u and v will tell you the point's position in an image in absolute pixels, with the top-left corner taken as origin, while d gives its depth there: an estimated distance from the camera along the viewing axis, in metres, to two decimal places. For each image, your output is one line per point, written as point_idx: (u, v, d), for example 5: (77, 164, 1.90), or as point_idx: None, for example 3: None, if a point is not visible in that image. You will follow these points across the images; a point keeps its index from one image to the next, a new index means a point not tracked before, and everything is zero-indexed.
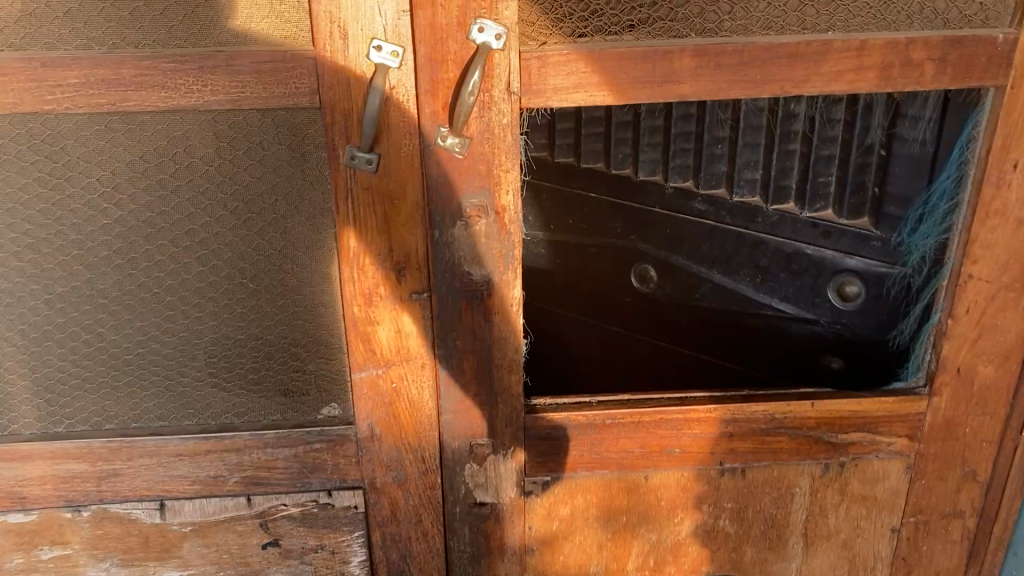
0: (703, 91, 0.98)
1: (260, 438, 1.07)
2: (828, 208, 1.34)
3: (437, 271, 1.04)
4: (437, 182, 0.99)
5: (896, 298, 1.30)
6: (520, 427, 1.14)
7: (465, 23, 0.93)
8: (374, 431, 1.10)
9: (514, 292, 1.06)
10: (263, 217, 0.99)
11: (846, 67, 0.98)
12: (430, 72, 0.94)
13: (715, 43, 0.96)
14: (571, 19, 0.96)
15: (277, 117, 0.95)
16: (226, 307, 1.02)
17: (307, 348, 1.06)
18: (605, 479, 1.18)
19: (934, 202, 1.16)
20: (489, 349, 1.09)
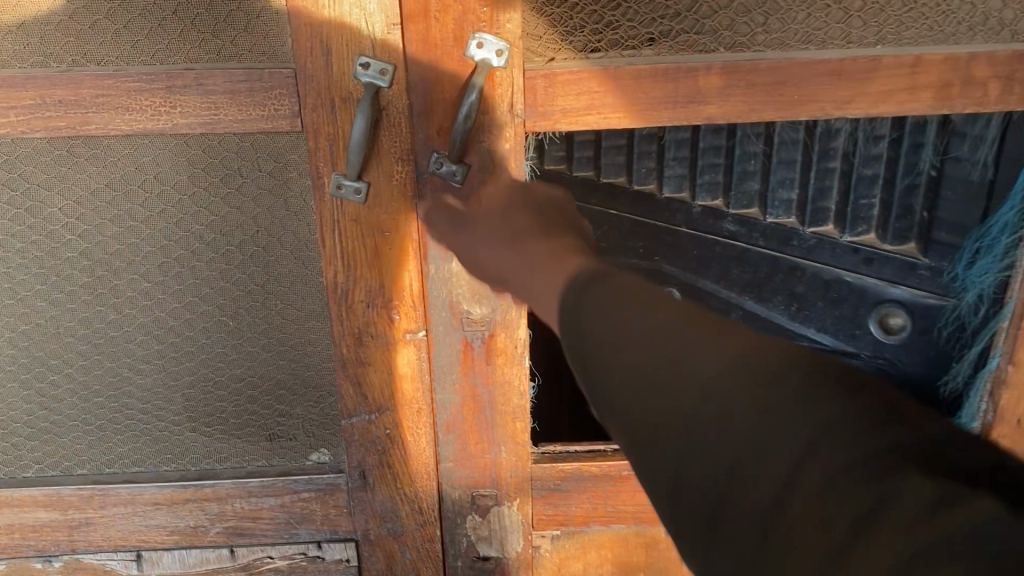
0: (733, 114, 0.85)
1: (243, 487, 1.01)
2: (869, 232, 1.29)
3: (434, 310, 0.93)
4: (432, 214, 0.88)
5: (948, 337, 1.23)
6: (528, 480, 1.04)
7: (462, 38, 0.82)
8: (367, 479, 1.02)
9: (519, 334, 0.95)
10: (243, 250, 0.92)
11: (897, 86, 0.84)
12: (423, 91, 0.83)
13: (748, 61, 0.83)
14: (582, 32, 0.84)
15: (256, 141, 0.86)
16: (203, 345, 0.96)
17: (292, 390, 0.99)
18: (622, 535, 1.08)
19: (992, 236, 1.05)
20: (492, 397, 0.98)
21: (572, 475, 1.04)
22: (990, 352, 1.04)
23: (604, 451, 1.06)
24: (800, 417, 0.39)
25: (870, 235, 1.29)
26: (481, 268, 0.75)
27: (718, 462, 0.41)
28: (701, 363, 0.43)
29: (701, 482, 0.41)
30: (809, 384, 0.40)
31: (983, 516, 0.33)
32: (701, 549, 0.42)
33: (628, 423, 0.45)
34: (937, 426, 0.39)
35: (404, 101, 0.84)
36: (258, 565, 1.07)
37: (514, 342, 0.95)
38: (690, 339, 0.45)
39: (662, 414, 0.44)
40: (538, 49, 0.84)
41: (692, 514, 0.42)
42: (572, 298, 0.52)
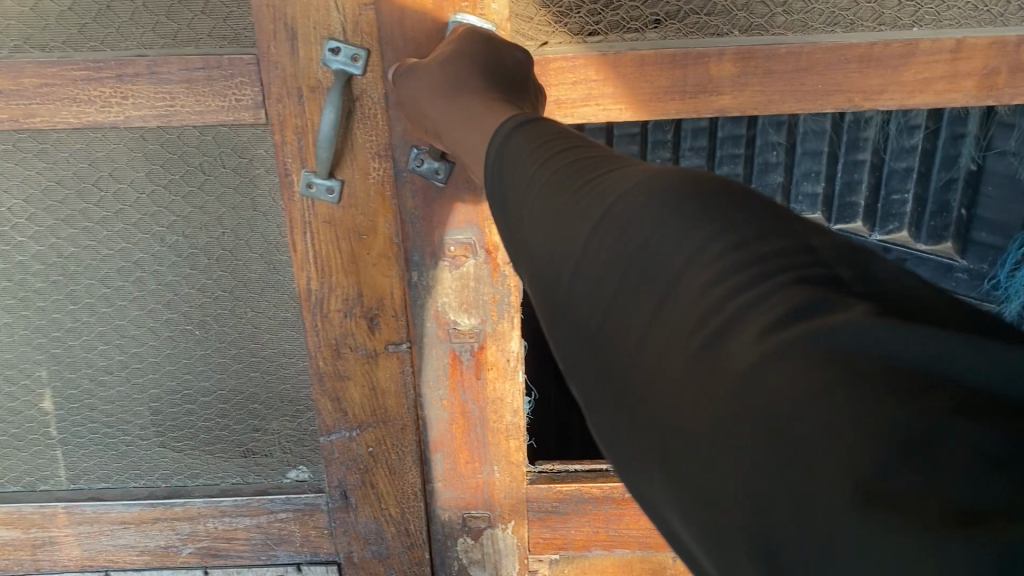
0: (747, 106, 0.76)
1: (215, 507, 0.94)
2: (901, 229, 1.36)
3: (417, 320, 0.85)
4: (414, 218, 0.80)
5: None
6: (524, 501, 0.96)
7: (441, 19, 0.73)
8: (349, 500, 0.94)
9: (511, 347, 0.86)
10: (208, 253, 0.84)
11: (936, 74, 0.74)
12: None
13: (766, 45, 0.73)
14: (578, 13, 0.75)
15: (218, 134, 0.78)
16: (169, 355, 0.89)
17: (266, 404, 0.92)
18: (625, 559, 1.01)
19: None
20: (483, 414, 0.90)
21: (572, 496, 0.96)
22: None
23: (605, 470, 0.98)
24: (685, 231, 0.37)
25: (901, 233, 1.36)
26: (419, 122, 0.72)
27: (606, 281, 0.39)
28: (611, 192, 0.42)
29: (588, 301, 0.40)
30: (707, 202, 0.38)
31: (854, 325, 0.30)
32: (582, 372, 0.40)
33: (534, 248, 0.45)
34: (831, 246, 0.35)
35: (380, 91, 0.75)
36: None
37: (506, 356, 0.87)
38: (600, 175, 0.44)
39: (562, 235, 0.43)
40: (530, 31, 0.75)
41: (578, 336, 0.40)
42: (498, 144, 0.53)
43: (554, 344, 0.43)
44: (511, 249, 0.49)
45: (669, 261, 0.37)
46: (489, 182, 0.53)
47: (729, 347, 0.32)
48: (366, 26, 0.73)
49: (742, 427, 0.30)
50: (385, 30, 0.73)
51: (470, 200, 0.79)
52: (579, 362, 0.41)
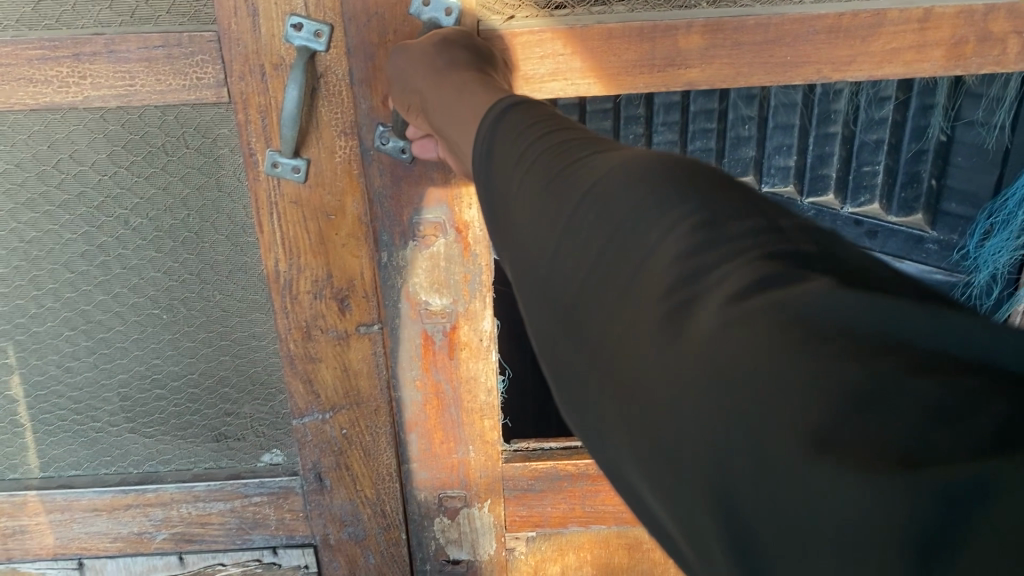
0: (717, 80, 0.75)
1: (189, 492, 0.93)
2: (873, 202, 1.29)
3: (386, 302, 0.84)
4: (381, 197, 0.79)
5: None
6: (499, 479, 0.96)
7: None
8: (323, 482, 0.94)
9: (483, 326, 0.86)
10: (174, 235, 0.82)
11: (904, 44, 0.74)
12: (363, 57, 0.73)
13: (735, 17, 0.72)
14: None
15: (180, 114, 0.76)
16: (138, 340, 0.88)
17: (237, 387, 0.91)
18: (602, 536, 1.01)
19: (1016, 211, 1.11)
20: (457, 394, 0.89)
21: (548, 474, 0.96)
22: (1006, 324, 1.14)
23: (580, 447, 0.97)
24: (665, 209, 0.38)
25: (874, 206, 1.29)
26: (405, 104, 0.70)
27: (586, 258, 0.40)
28: (591, 171, 0.42)
29: (568, 276, 0.41)
30: (690, 185, 0.39)
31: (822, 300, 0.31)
32: (560, 350, 0.41)
33: (518, 225, 0.45)
34: (800, 229, 0.37)
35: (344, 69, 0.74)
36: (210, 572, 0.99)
37: (478, 333, 0.86)
38: (580, 156, 0.44)
39: (544, 212, 0.43)
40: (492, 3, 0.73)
41: (555, 311, 0.41)
42: (486, 123, 0.52)
43: (536, 326, 0.43)
44: (492, 230, 0.49)
45: (647, 239, 0.37)
46: (474, 164, 0.51)
47: (697, 311, 0.33)
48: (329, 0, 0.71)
49: (712, 386, 0.31)
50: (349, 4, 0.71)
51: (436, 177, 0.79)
52: (551, 333, 0.41)
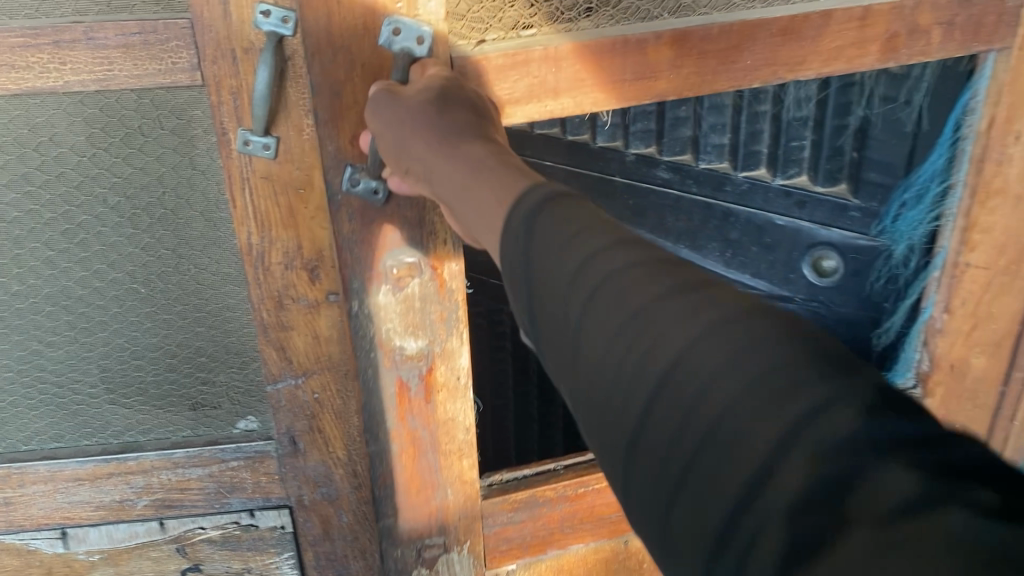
0: (684, 85, 0.90)
1: (168, 459, 0.98)
2: (801, 174, 1.31)
3: (361, 350, 0.92)
4: (350, 241, 0.86)
5: (880, 291, 1.31)
6: (477, 519, 1.09)
7: (372, 25, 0.78)
8: (297, 445, 1.00)
9: (457, 364, 0.97)
10: (151, 213, 0.88)
11: (848, 40, 0.93)
12: (330, 90, 0.80)
13: (700, 26, 0.87)
14: (512, 8, 0.84)
15: (155, 97, 0.82)
16: (117, 315, 0.93)
17: (214, 356, 0.96)
18: (578, 551, 1.19)
19: (921, 184, 1.17)
20: (434, 437, 1.00)
21: (529, 502, 1.12)
22: (919, 306, 1.22)
23: (553, 470, 1.15)
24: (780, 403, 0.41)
25: (802, 178, 1.32)
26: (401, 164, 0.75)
27: (688, 428, 0.44)
28: (686, 333, 0.46)
29: (668, 443, 0.45)
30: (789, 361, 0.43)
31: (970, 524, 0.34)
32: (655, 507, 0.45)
33: (600, 370, 0.49)
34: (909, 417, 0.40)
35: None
36: (190, 535, 1.04)
37: (453, 374, 0.98)
38: (662, 300, 0.48)
39: (636, 370, 0.47)
40: (463, 28, 0.83)
41: (654, 474, 0.45)
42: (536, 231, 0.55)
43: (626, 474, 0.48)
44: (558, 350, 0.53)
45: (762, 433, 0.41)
46: (529, 271, 0.55)
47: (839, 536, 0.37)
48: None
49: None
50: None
51: (409, 216, 0.87)
52: (648, 489, 0.46)
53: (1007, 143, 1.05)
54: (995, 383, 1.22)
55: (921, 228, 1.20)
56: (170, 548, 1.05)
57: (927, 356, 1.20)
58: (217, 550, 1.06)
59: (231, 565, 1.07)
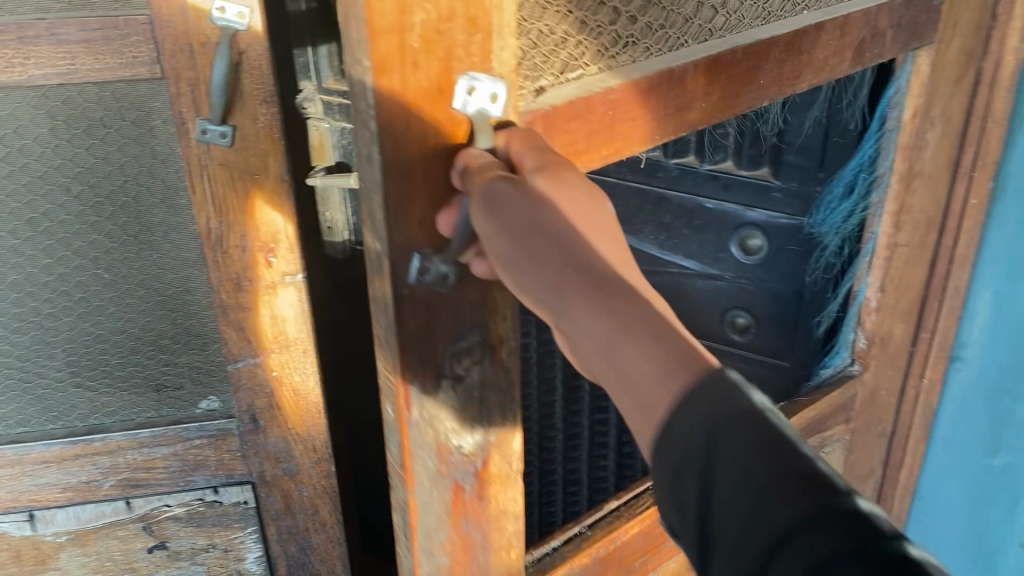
0: (714, 107, 0.94)
1: (134, 439, 1.03)
2: (726, 160, 1.40)
3: (422, 460, 0.83)
4: (415, 337, 0.77)
5: (812, 277, 1.39)
6: None
7: (446, 88, 0.70)
8: (258, 422, 1.05)
9: (512, 448, 0.90)
10: (114, 201, 0.93)
11: (830, 49, 1.01)
12: (401, 166, 0.70)
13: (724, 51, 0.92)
14: (565, 46, 0.80)
15: (116, 90, 0.87)
16: (81, 301, 0.97)
17: (175, 338, 1.02)
18: None
19: (851, 175, 1.25)
20: (487, 533, 0.93)
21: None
22: (852, 292, 1.30)
23: (579, 533, 1.15)
24: None
25: (727, 163, 1.40)
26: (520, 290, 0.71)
27: None
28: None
29: None
30: None
31: None
32: None
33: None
34: None
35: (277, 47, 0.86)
36: (157, 514, 1.09)
37: (508, 465, 0.91)
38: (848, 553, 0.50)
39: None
40: (524, 76, 0.77)
41: None
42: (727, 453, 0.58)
43: None
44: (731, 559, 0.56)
45: None
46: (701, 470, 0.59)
47: None
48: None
49: None
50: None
51: (472, 298, 0.79)
52: None
53: (924, 128, 1.15)
54: (905, 347, 1.36)
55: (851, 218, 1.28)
56: (136, 526, 1.09)
57: (864, 335, 1.29)
58: (182, 527, 1.11)
59: (197, 540, 1.13)
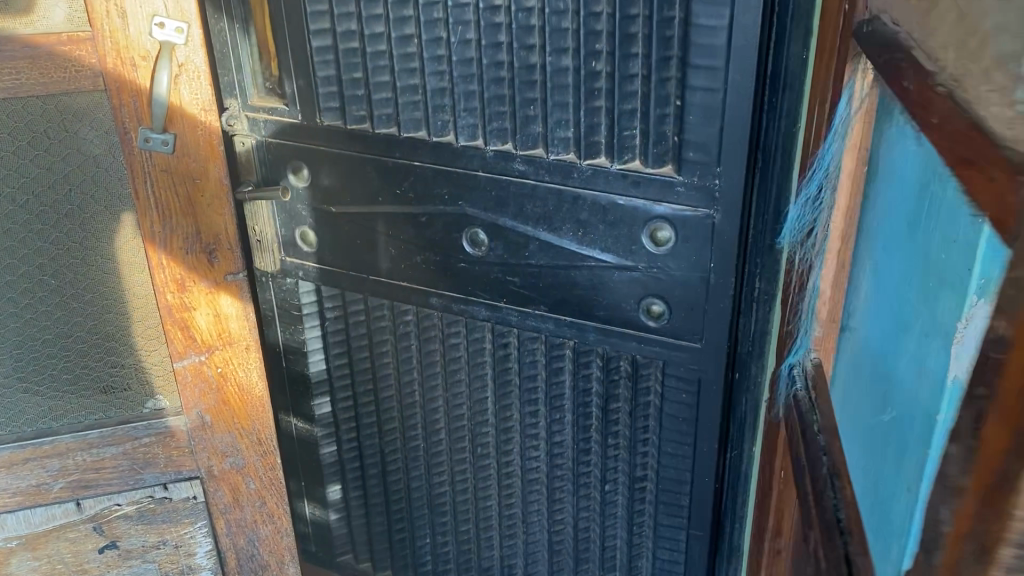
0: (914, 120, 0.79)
1: (84, 440, 1.34)
2: (635, 158, 1.19)
3: None
4: None
5: (760, 287, 1.23)
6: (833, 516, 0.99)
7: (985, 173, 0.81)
8: (203, 418, 1.37)
9: None
10: (57, 210, 1.21)
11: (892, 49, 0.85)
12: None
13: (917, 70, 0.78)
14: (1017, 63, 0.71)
15: (59, 103, 1.16)
16: (33, 309, 1.27)
17: (117, 341, 1.34)
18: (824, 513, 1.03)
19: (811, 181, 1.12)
20: None
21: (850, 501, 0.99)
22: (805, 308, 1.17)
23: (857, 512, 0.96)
24: None
25: (635, 161, 1.19)
26: None
27: None
28: None
29: None
30: None
31: None
32: None
33: None
34: None
35: (200, 56, 1.17)
36: (106, 513, 1.40)
37: None
38: None
39: None
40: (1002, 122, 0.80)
41: None
42: None
43: None
44: None
45: None
46: None
47: None
48: (180, 10, 1.15)
49: None
50: (195, 11, 1.15)
51: None
52: None
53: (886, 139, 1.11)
54: None
55: (754, 224, 1.19)
56: (87, 526, 1.40)
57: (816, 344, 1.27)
58: (132, 523, 1.42)
59: (148, 537, 1.43)
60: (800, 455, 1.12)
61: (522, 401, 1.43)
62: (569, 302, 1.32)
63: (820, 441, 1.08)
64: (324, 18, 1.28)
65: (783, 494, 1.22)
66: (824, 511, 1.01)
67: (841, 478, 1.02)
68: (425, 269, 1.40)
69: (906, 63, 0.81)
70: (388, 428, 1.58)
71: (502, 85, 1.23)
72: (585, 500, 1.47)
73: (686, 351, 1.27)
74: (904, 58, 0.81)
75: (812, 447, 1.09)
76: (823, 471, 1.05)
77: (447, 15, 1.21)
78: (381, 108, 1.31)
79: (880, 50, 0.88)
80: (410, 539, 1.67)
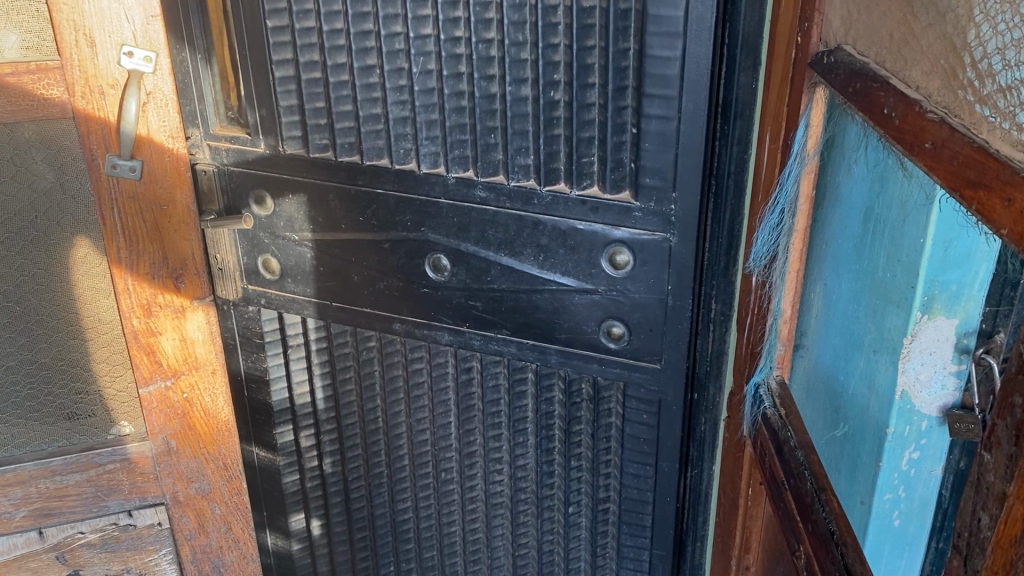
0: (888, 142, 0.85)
1: (48, 468, 1.50)
2: (594, 184, 1.23)
3: None
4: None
5: (714, 311, 1.27)
6: (819, 535, 0.99)
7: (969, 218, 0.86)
8: (171, 443, 1.54)
9: None
10: (24, 236, 1.36)
11: (855, 78, 0.91)
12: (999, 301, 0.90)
13: (892, 99, 0.84)
14: (944, 95, 0.76)
15: (27, 129, 1.30)
16: (7, 336, 1.43)
17: (80, 363, 1.48)
18: (803, 536, 1.03)
19: (773, 210, 1.13)
20: None
21: (825, 510, 1.01)
22: (772, 331, 1.20)
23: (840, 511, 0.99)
24: None
25: (594, 187, 1.23)
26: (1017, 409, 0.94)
27: None
28: None
29: None
30: None
31: None
32: None
33: None
34: None
35: (166, 84, 1.33)
36: (69, 541, 1.57)
37: None
38: None
39: None
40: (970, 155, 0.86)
41: None
42: None
43: None
44: None
45: None
46: None
47: None
48: (148, 40, 1.30)
49: None
50: (161, 41, 1.31)
51: None
52: None
53: None
54: None
55: (709, 249, 1.24)
56: (50, 555, 1.57)
57: None
58: (96, 551, 1.59)
59: (111, 566, 1.61)
60: (779, 472, 1.12)
61: (485, 424, 1.45)
62: (531, 325, 1.34)
63: (801, 457, 1.09)
64: (287, 48, 1.30)
65: (750, 509, 1.27)
66: (816, 526, 1.01)
67: (826, 492, 1.03)
68: (389, 295, 1.41)
69: (882, 91, 0.86)
70: (351, 456, 1.58)
71: (463, 114, 1.26)
72: (550, 522, 1.49)
73: (646, 372, 1.31)
74: (879, 87, 0.87)
75: (789, 463, 1.10)
76: (809, 487, 1.05)
77: (409, 46, 1.24)
78: (343, 137, 1.33)
79: (846, 79, 0.93)
80: (374, 567, 1.66)
